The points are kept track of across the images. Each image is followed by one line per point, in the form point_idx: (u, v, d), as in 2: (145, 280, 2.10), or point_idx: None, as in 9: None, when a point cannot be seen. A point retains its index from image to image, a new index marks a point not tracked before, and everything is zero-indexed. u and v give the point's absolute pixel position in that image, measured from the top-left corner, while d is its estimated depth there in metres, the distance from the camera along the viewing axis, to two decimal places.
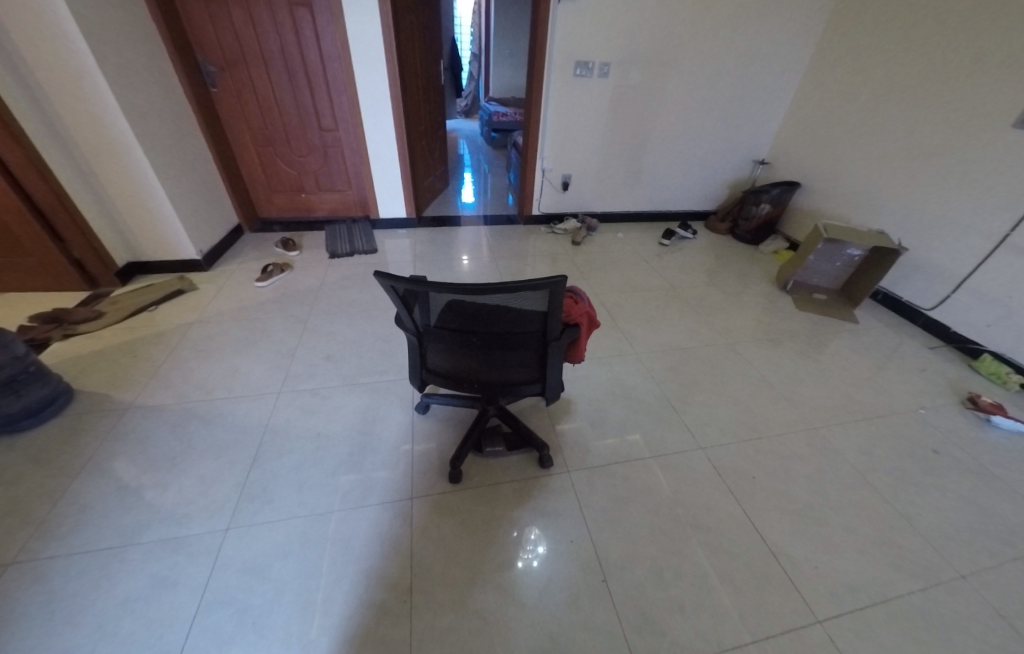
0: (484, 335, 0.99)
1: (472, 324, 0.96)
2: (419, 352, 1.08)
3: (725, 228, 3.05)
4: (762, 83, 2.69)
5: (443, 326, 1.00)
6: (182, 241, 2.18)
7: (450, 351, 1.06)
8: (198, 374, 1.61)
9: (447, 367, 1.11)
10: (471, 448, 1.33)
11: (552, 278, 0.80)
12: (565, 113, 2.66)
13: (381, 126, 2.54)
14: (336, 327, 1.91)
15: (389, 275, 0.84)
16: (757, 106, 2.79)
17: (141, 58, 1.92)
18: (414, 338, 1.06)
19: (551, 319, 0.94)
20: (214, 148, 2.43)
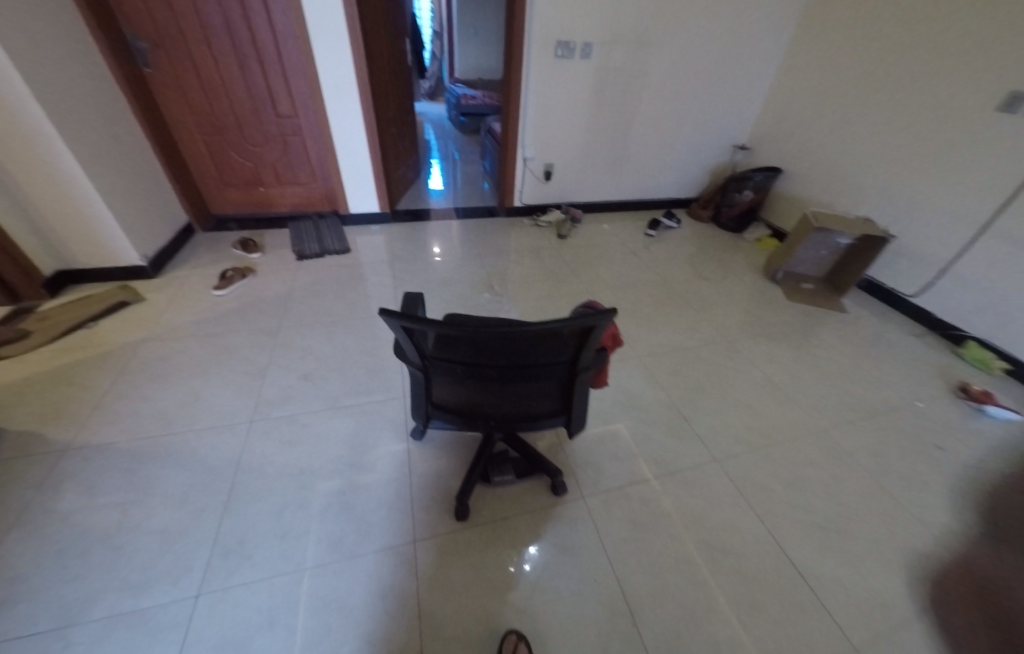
0: (504, 369, 0.86)
1: (491, 360, 0.83)
2: (423, 386, 0.94)
3: (707, 215, 3.01)
4: (744, 66, 2.62)
5: (455, 361, 0.86)
6: (121, 244, 1.88)
7: (460, 383, 0.93)
8: (153, 403, 1.38)
9: (457, 400, 0.97)
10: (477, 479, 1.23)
11: (600, 312, 0.67)
12: (546, 98, 2.49)
13: (348, 112, 2.30)
14: (312, 341, 1.72)
15: (394, 311, 0.69)
16: (739, 92, 2.74)
17: (56, 30, 1.60)
18: (418, 373, 0.91)
19: (583, 352, 0.82)
20: (154, 137, 2.11)
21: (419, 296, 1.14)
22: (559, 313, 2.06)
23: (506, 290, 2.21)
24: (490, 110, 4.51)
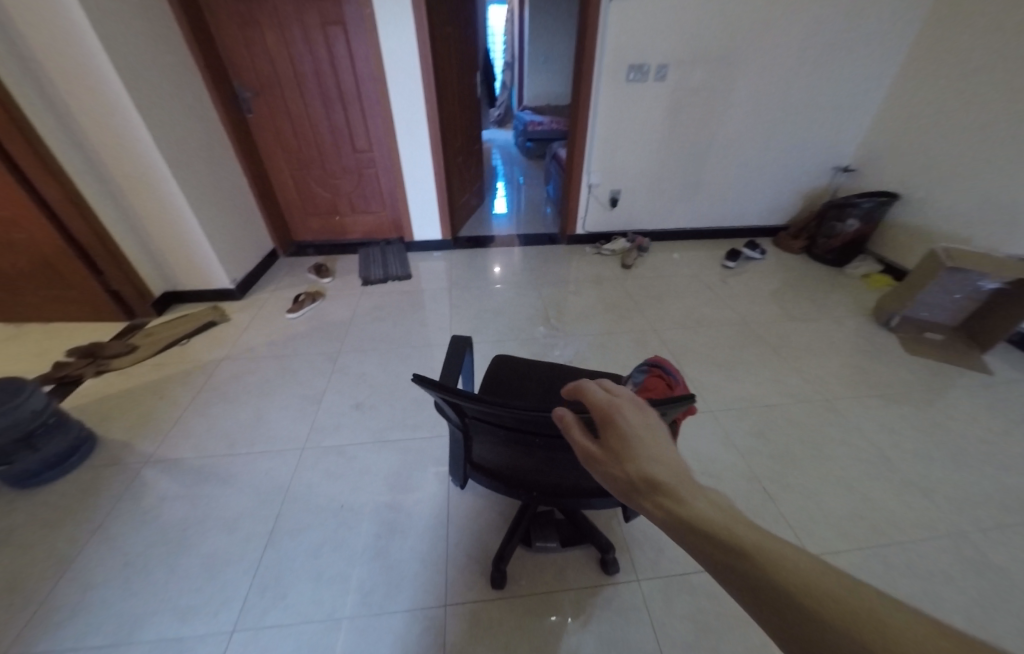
0: (550, 441, 0.78)
1: (536, 431, 0.75)
2: (463, 445, 0.89)
3: (800, 246, 2.71)
4: (845, 80, 2.32)
5: (497, 426, 0.79)
6: (215, 270, 2.12)
7: (502, 447, 0.86)
8: (221, 422, 1.49)
9: (498, 462, 0.91)
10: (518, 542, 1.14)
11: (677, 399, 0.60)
12: (614, 125, 2.40)
13: (417, 147, 2.40)
14: (367, 368, 1.76)
15: (428, 381, 0.67)
16: (840, 107, 2.42)
17: (177, 87, 1.86)
18: (459, 432, 0.87)
19: None
20: (249, 173, 2.37)
21: (467, 343, 1.15)
22: (620, 352, 1.91)
23: (564, 323, 2.11)
24: (558, 135, 4.52)
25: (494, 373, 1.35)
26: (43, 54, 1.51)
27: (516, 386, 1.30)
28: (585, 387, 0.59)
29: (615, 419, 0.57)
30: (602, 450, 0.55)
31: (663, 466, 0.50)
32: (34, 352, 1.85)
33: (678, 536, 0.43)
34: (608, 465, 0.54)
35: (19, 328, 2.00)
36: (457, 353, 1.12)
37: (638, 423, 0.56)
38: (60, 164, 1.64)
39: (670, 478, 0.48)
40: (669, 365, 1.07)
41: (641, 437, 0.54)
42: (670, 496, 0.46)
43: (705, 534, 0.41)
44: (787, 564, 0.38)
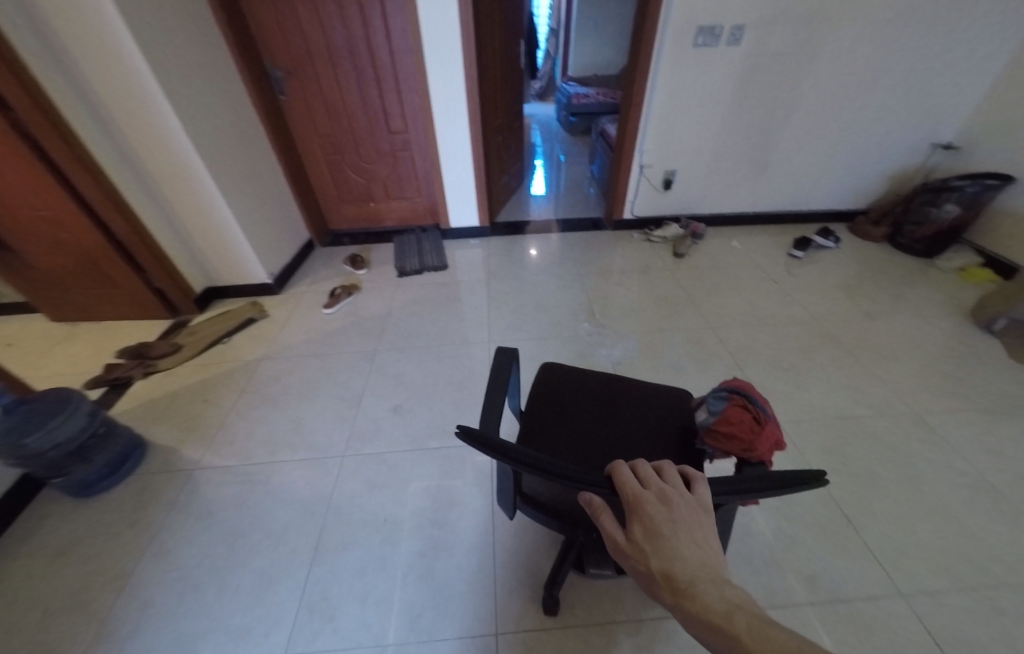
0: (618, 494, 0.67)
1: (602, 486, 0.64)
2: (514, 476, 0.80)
3: (883, 234, 2.44)
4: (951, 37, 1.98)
5: None
6: (252, 264, 2.10)
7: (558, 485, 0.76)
8: (263, 429, 1.49)
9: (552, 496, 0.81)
10: (572, 568, 1.02)
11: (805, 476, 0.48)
12: (674, 98, 2.15)
13: (456, 128, 2.26)
14: (404, 368, 1.69)
15: (474, 436, 0.55)
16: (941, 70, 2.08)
17: (209, 74, 1.79)
18: None
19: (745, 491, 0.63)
20: (284, 158, 2.30)
21: (513, 356, 1.01)
22: (674, 353, 1.76)
23: (611, 319, 1.96)
24: (605, 108, 4.20)
25: (540, 382, 1.23)
26: (75, 48, 1.47)
27: (566, 398, 1.18)
28: (613, 474, 0.57)
29: (644, 510, 0.54)
30: (629, 542, 0.54)
31: (690, 566, 0.50)
32: (89, 350, 1.92)
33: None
34: (638, 558, 0.53)
35: (75, 326, 2.07)
36: (504, 369, 0.98)
37: (666, 515, 0.54)
38: (98, 165, 1.63)
39: (702, 583, 0.48)
40: (750, 393, 0.97)
41: (668, 532, 0.52)
42: (715, 611, 0.46)
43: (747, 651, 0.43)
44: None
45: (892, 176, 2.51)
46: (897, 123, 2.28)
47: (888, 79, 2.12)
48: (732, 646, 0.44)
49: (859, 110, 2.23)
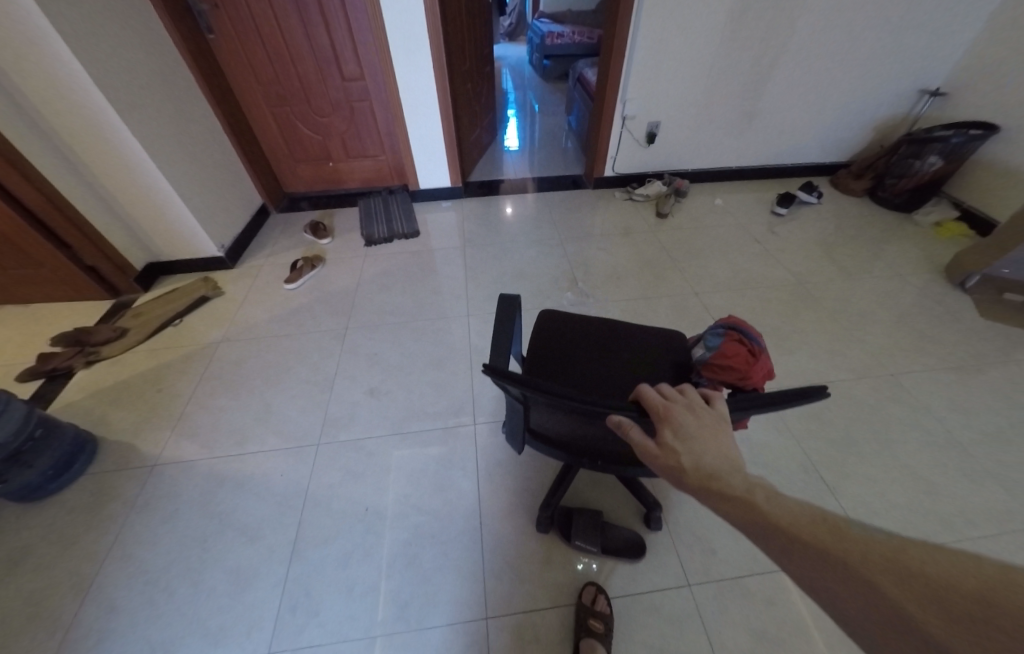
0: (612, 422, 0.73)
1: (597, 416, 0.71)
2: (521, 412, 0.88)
3: (864, 187, 2.41)
4: None
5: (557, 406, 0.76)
6: (199, 236, 1.89)
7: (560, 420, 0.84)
8: (228, 418, 1.39)
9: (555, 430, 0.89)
10: (557, 532, 1.07)
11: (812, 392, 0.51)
12: (661, 39, 1.95)
13: (418, 75, 2.00)
14: (378, 346, 1.60)
15: (498, 371, 0.63)
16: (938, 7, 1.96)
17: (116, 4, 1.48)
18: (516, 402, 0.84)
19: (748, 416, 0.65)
20: (221, 112, 2.01)
21: (519, 301, 1.05)
22: (656, 319, 1.72)
23: (594, 285, 1.89)
24: (582, 49, 3.87)
25: (540, 332, 1.30)
26: None
27: (565, 346, 1.25)
28: (642, 389, 0.59)
29: (672, 417, 0.57)
30: (659, 445, 0.55)
31: (718, 460, 0.52)
32: (19, 338, 1.71)
33: (748, 526, 0.46)
34: (665, 461, 0.55)
35: None
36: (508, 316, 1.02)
37: (693, 422, 0.56)
38: None
39: (729, 472, 0.51)
40: (744, 327, 0.97)
41: (696, 434, 0.55)
42: (740, 491, 0.48)
43: (770, 526, 0.45)
44: (858, 538, 0.41)
45: (876, 125, 2.44)
46: (887, 67, 2.17)
47: (883, 18, 1.98)
48: (754, 516, 0.46)
49: (851, 53, 2.10)
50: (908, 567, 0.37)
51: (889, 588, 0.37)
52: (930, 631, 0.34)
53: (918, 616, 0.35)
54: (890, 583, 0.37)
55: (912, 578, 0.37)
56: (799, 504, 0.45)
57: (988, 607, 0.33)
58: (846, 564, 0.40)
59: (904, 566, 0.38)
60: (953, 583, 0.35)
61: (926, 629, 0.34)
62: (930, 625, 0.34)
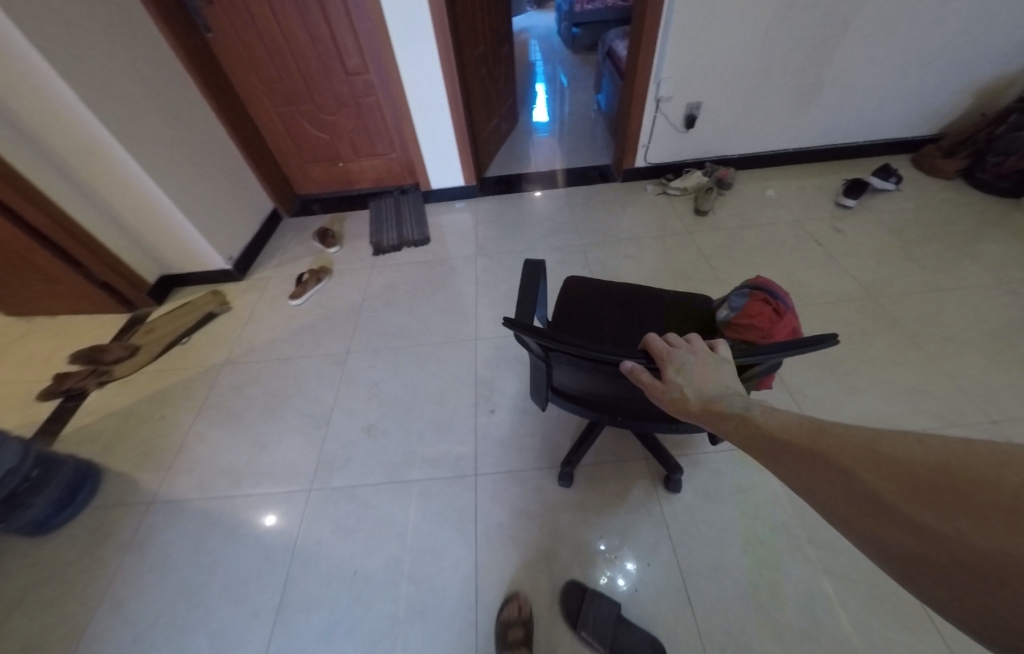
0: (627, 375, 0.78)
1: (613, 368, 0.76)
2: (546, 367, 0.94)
3: (958, 167, 1.97)
4: None
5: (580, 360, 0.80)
6: (206, 251, 1.82)
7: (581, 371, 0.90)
8: (225, 453, 1.34)
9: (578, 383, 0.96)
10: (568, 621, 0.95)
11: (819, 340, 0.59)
12: (706, 2, 1.62)
13: (424, 64, 1.79)
14: (380, 376, 1.50)
15: (519, 324, 0.68)
16: None
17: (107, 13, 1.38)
18: (539, 356, 0.90)
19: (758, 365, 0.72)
20: (226, 118, 1.89)
21: (543, 265, 1.11)
22: None
23: None
24: (614, 14, 3.47)
25: (565, 298, 1.35)
26: None
27: (588, 313, 1.30)
28: (649, 339, 0.70)
29: (677, 361, 0.68)
30: (666, 383, 0.66)
31: (719, 390, 0.64)
32: (43, 353, 1.75)
33: (750, 438, 0.56)
34: (675, 398, 0.65)
35: (29, 322, 1.89)
36: (532, 281, 1.06)
37: (694, 363, 0.68)
38: None
39: (727, 398, 0.62)
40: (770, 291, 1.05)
41: (696, 371, 0.67)
42: (736, 409, 0.59)
43: (770, 439, 0.54)
44: (840, 438, 0.48)
45: (980, 89, 1.98)
46: (1002, 16, 1.72)
47: None
48: (755, 430, 0.56)
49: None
50: (885, 458, 0.44)
51: (870, 478, 0.43)
52: (908, 509, 0.40)
53: (894, 495, 0.42)
54: (873, 474, 0.44)
55: (892, 467, 0.43)
56: (791, 417, 0.53)
57: (956, 482, 0.39)
58: (839, 466, 0.46)
59: (884, 457, 0.44)
60: (921, 461, 0.42)
61: (903, 506, 0.41)
62: (907, 504, 0.41)
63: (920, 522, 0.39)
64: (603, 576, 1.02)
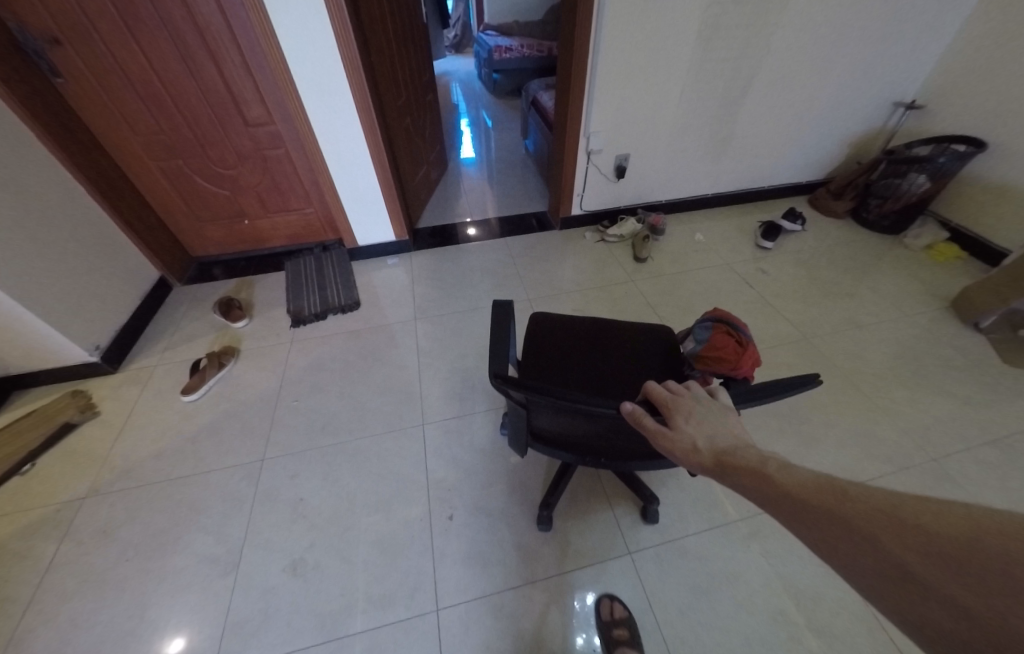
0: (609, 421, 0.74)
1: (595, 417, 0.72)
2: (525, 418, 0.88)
3: (846, 207, 2.22)
4: None
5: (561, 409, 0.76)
6: (62, 343, 1.42)
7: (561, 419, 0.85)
8: (84, 643, 0.98)
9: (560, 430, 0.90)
10: None
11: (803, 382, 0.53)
12: (627, 65, 1.67)
13: (341, 121, 1.61)
14: (306, 489, 1.24)
15: (501, 379, 0.65)
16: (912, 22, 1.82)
17: None
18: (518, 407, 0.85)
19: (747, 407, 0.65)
20: (89, 178, 1.54)
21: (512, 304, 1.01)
22: None
23: None
24: (531, 62, 3.60)
25: (532, 336, 1.23)
26: None
27: (557, 351, 1.19)
28: (649, 384, 0.60)
29: (682, 409, 0.58)
30: (672, 430, 0.55)
31: (730, 439, 0.53)
32: None
33: (758, 495, 0.46)
34: (683, 449, 0.53)
35: None
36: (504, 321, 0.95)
37: (699, 411, 0.57)
38: None
39: (742, 449, 0.51)
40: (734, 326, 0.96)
41: (704, 419, 0.56)
42: (754, 464, 0.48)
43: (774, 492, 0.45)
44: (857, 495, 0.41)
45: (854, 142, 2.28)
46: (865, 83, 2.01)
47: (859, 32, 1.81)
48: (765, 485, 0.46)
49: (829, 69, 1.92)
50: (909, 524, 0.37)
51: (890, 542, 0.37)
52: (934, 582, 0.34)
53: (927, 570, 0.35)
54: (898, 543, 0.37)
55: (914, 532, 0.37)
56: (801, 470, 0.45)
57: (994, 556, 0.33)
58: (849, 523, 0.40)
59: (904, 521, 0.38)
60: (950, 531, 0.36)
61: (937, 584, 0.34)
62: (940, 580, 0.34)
63: (953, 600, 0.33)
64: (579, 637, 0.95)
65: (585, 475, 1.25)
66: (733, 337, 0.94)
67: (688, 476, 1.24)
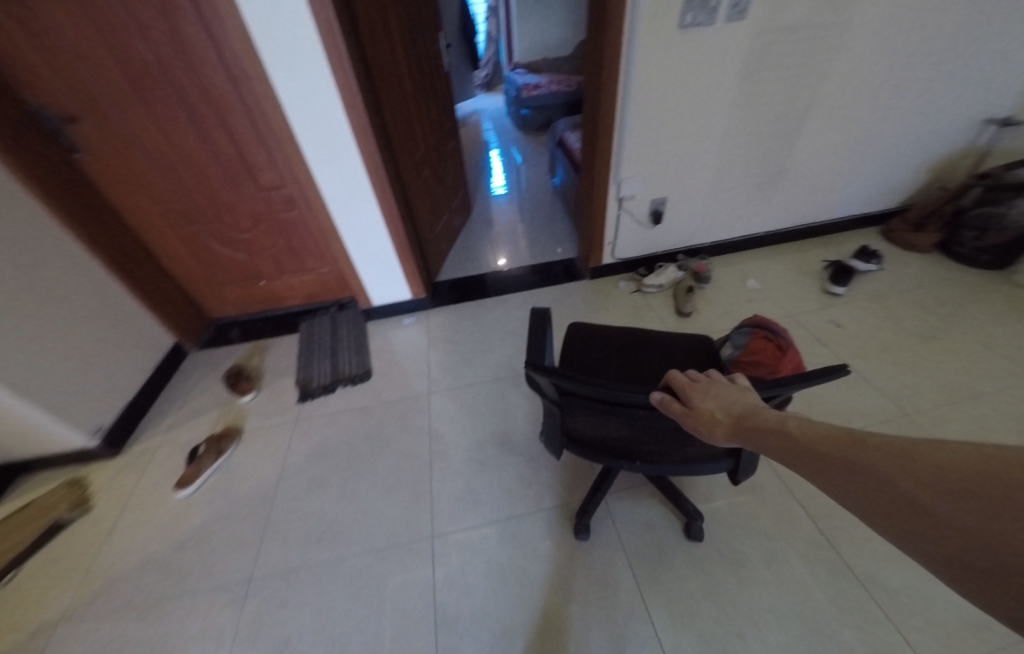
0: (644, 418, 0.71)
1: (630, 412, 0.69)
2: (560, 419, 0.85)
3: (933, 241, 1.88)
4: None
5: (594, 404, 0.73)
6: (60, 431, 1.34)
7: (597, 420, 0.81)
8: None
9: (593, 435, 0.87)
10: None
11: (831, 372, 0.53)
12: (656, 109, 1.49)
13: (350, 184, 1.52)
14: (293, 620, 1.04)
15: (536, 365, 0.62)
16: (1006, 32, 1.54)
17: None
18: (551, 405, 0.82)
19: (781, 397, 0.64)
20: (102, 249, 1.50)
21: (548, 310, 1.00)
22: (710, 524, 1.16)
23: None
24: (560, 98, 3.51)
25: (569, 342, 1.16)
26: None
27: (593, 358, 1.11)
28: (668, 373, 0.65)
29: (701, 391, 0.61)
30: (694, 408, 0.59)
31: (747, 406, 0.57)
32: None
33: (782, 453, 0.48)
34: (704, 424, 0.57)
35: None
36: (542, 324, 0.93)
37: (716, 389, 0.61)
38: None
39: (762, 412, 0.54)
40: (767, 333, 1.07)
41: (721, 394, 0.60)
42: (773, 421, 0.51)
43: (795, 449, 0.47)
44: (872, 442, 0.41)
45: (937, 166, 1.95)
46: (947, 104, 1.72)
47: (940, 47, 1.54)
48: (787, 443, 0.48)
49: (904, 89, 1.64)
50: (921, 460, 0.37)
51: (903, 480, 0.37)
52: (952, 514, 0.34)
53: (937, 501, 0.35)
54: (909, 479, 0.37)
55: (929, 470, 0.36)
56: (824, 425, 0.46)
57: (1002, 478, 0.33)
58: (870, 472, 0.40)
59: (923, 461, 0.37)
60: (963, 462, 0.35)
61: (948, 513, 0.34)
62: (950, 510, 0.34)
63: (966, 526, 0.33)
64: None
65: (627, 616, 0.99)
66: (771, 341, 1.05)
67: (764, 628, 0.96)
